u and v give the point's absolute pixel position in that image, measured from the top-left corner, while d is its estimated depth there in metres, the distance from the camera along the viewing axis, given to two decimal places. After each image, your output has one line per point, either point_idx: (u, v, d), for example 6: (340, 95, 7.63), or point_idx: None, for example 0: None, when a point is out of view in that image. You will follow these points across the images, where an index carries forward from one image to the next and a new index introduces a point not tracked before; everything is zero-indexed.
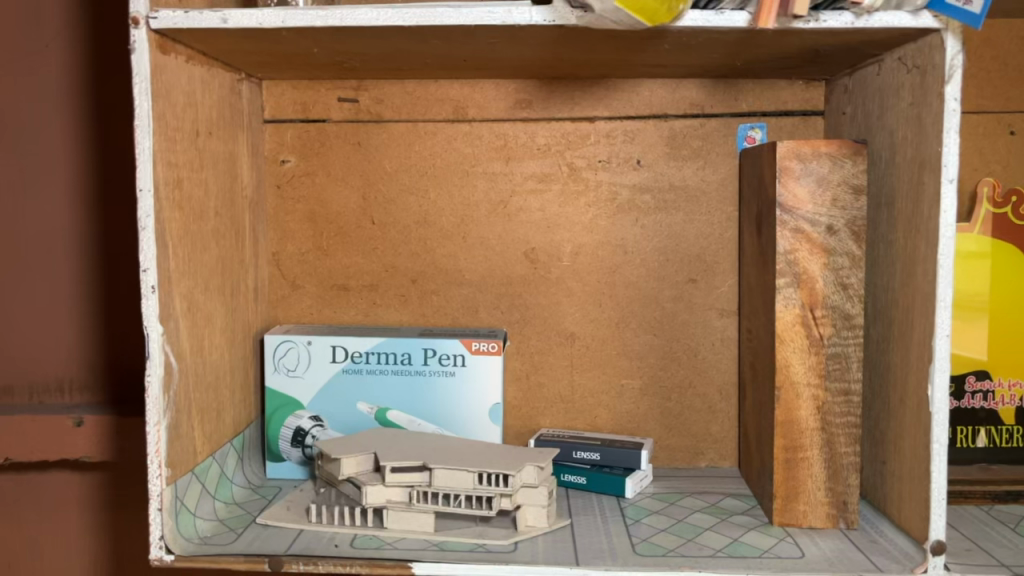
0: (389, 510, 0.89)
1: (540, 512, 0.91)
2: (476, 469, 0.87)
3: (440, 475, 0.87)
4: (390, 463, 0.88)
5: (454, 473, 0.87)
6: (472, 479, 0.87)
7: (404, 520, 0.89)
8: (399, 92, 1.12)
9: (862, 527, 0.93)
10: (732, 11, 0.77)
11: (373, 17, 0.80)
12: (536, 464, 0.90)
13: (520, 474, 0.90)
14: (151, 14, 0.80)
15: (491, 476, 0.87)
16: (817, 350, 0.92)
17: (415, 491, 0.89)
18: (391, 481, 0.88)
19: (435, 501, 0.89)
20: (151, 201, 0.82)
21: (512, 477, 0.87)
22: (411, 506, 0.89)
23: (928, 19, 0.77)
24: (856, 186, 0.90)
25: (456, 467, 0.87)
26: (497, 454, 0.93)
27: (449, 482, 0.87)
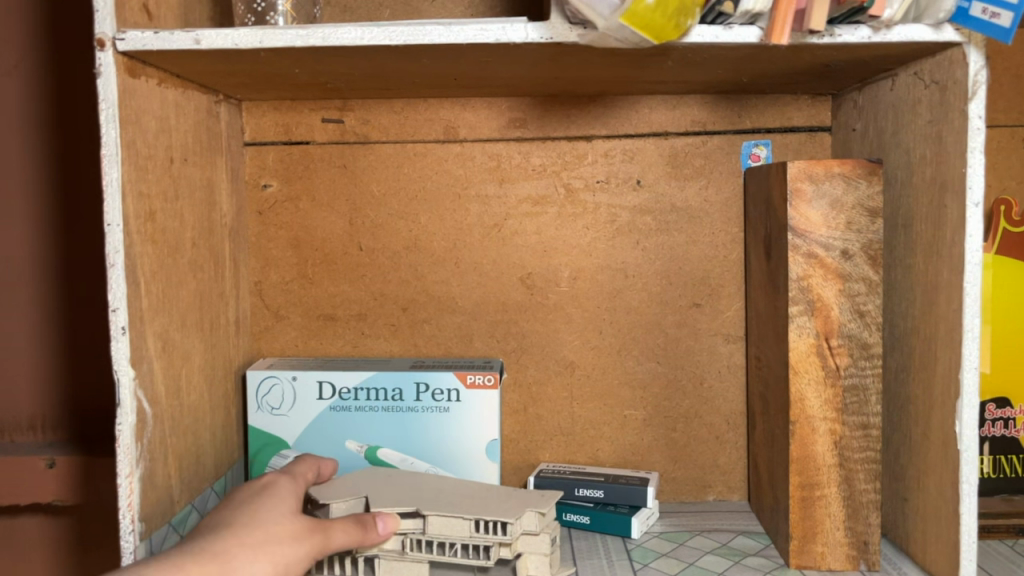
0: (381, 559, 0.83)
1: (542, 560, 0.85)
2: (474, 516, 0.80)
3: (435, 521, 0.81)
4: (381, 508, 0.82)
5: (448, 519, 0.81)
6: (469, 526, 0.81)
7: (396, 570, 0.83)
8: (386, 112, 1.07)
9: (884, 569, 0.88)
10: (741, 26, 0.72)
11: (357, 36, 0.75)
12: (539, 509, 0.84)
13: (521, 520, 0.83)
14: (119, 35, 0.75)
15: (489, 523, 0.81)
16: (834, 382, 0.86)
17: (408, 539, 0.82)
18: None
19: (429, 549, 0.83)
20: (120, 236, 0.76)
21: (511, 524, 0.80)
22: (404, 556, 0.83)
23: (950, 33, 0.73)
24: (872, 208, 0.86)
25: (453, 514, 0.81)
26: (496, 497, 0.87)
27: (443, 530, 0.81)
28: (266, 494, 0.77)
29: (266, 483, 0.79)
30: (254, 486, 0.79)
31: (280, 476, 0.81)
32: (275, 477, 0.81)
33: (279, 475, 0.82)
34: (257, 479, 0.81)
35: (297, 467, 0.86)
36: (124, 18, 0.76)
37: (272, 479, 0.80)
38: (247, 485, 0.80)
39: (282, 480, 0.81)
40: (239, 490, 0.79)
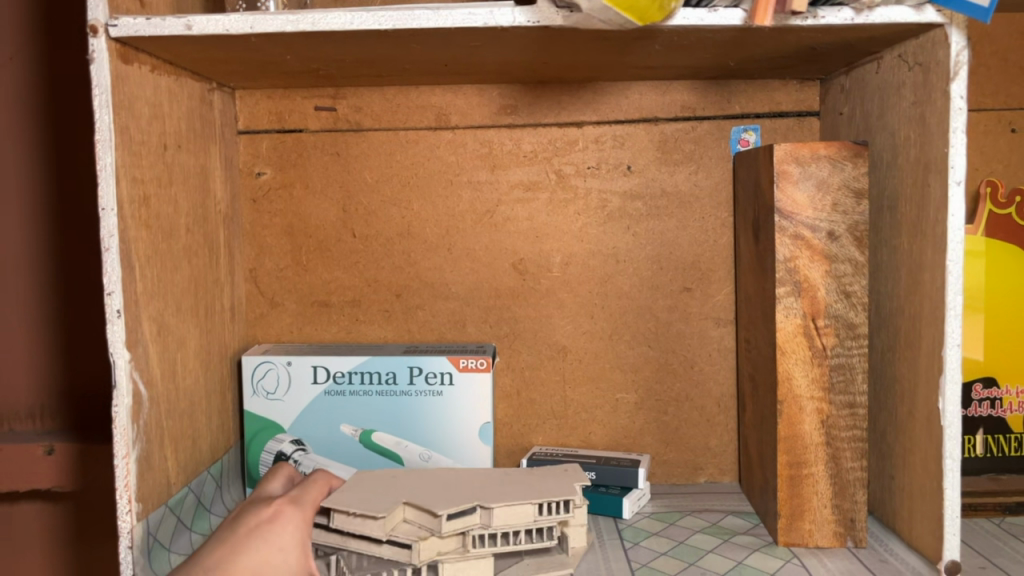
0: (443, 563, 0.78)
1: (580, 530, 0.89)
2: (540, 499, 0.80)
3: (501, 512, 0.80)
4: (447, 509, 0.77)
5: (515, 507, 0.80)
6: (534, 511, 0.81)
7: (461, 572, 0.79)
8: (378, 99, 1.08)
9: (871, 545, 0.89)
10: (726, 9, 0.73)
11: (347, 21, 0.75)
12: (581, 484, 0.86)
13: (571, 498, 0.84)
14: (111, 21, 0.76)
15: (551, 504, 0.82)
16: (821, 362, 0.88)
17: (471, 535, 0.79)
18: (447, 532, 0.77)
19: (490, 542, 0.80)
20: (115, 219, 0.77)
21: (573, 500, 0.82)
22: (469, 554, 0.79)
23: (931, 14, 0.73)
24: (858, 190, 0.87)
25: (519, 500, 0.80)
26: (529, 481, 0.87)
27: (511, 518, 0.80)
28: (271, 539, 0.75)
29: (270, 517, 0.77)
30: (259, 519, 0.76)
31: (285, 507, 0.78)
32: (280, 509, 0.78)
33: (284, 505, 0.79)
34: (262, 507, 0.79)
35: (309, 489, 0.82)
36: (116, 4, 0.77)
37: (276, 513, 0.78)
38: (254, 514, 0.77)
39: (288, 512, 0.78)
40: (242, 524, 0.76)
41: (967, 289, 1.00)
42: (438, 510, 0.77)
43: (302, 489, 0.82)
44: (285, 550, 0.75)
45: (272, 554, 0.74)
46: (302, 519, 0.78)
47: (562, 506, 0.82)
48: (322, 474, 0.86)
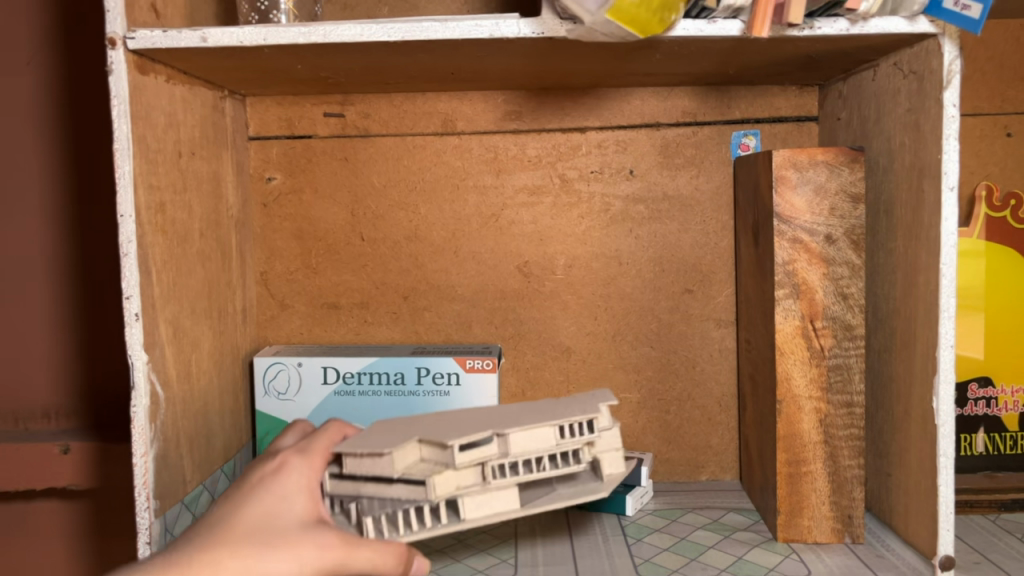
0: (464, 498, 0.67)
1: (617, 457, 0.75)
2: (560, 420, 0.70)
3: (518, 438, 0.68)
4: (459, 441, 0.66)
5: (534, 431, 0.69)
6: (554, 434, 0.70)
7: (484, 507, 0.68)
8: (386, 106, 1.10)
9: (868, 542, 0.91)
10: (724, 20, 0.75)
11: (357, 33, 0.78)
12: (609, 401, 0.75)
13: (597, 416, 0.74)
14: (129, 34, 0.78)
15: (573, 425, 0.71)
16: (819, 362, 0.90)
17: (489, 465, 0.68)
18: (462, 465, 0.67)
19: (510, 471, 0.69)
20: (132, 225, 0.80)
21: (597, 420, 0.72)
22: (491, 486, 0.68)
23: (925, 25, 0.76)
24: (855, 194, 0.89)
25: (537, 423, 0.69)
26: (544, 408, 0.76)
27: (531, 443, 0.69)
28: (275, 487, 0.68)
29: (274, 469, 0.70)
30: (263, 471, 0.70)
31: (290, 458, 0.71)
32: (285, 460, 0.71)
33: (290, 455, 0.71)
34: (267, 461, 0.72)
35: (318, 437, 0.74)
36: (133, 17, 0.80)
37: (281, 465, 0.70)
38: (257, 469, 0.71)
39: (293, 462, 0.71)
40: (247, 478, 0.70)
41: (966, 288, 1.01)
42: (449, 442, 0.66)
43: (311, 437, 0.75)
44: (293, 495, 0.68)
45: (278, 499, 0.67)
46: (309, 466, 0.71)
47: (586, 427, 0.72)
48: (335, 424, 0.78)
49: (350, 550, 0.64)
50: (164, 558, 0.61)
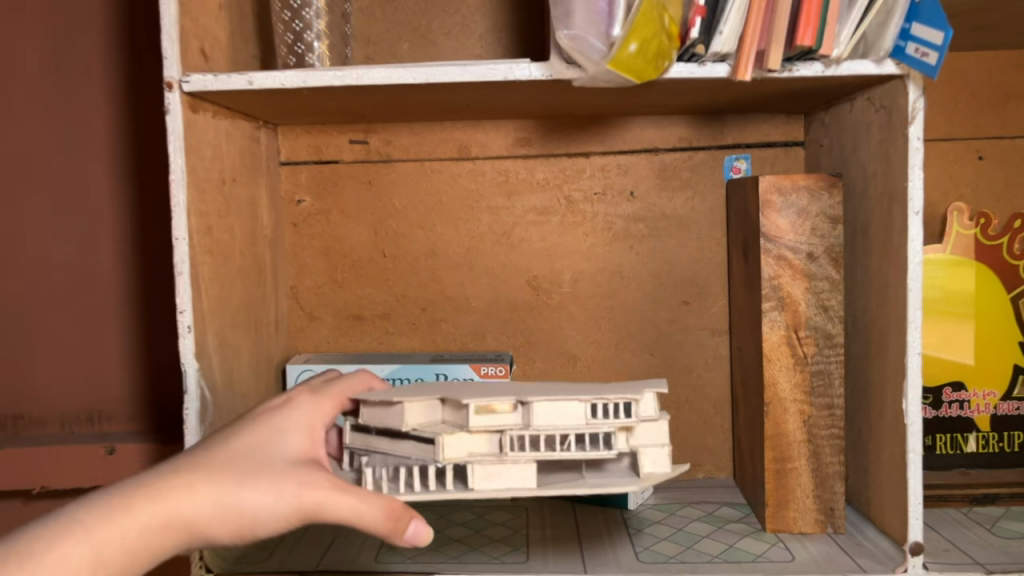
0: (474, 466, 0.71)
1: (659, 454, 0.75)
2: (591, 397, 0.73)
3: (542, 409, 0.73)
4: (474, 400, 0.72)
5: (563, 405, 0.73)
6: (584, 413, 0.73)
7: (494, 478, 0.71)
8: (406, 134, 1.20)
9: (849, 531, 1.00)
10: (713, 64, 0.84)
11: (386, 76, 0.87)
12: (657, 390, 0.76)
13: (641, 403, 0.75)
14: (184, 78, 0.88)
15: (607, 408, 0.73)
16: (803, 368, 0.99)
17: (507, 436, 0.72)
18: (476, 427, 0.73)
19: (530, 447, 0.72)
20: (186, 247, 0.90)
21: (634, 404, 0.74)
22: (506, 459, 0.72)
23: (891, 67, 0.84)
24: (834, 216, 0.98)
25: (566, 397, 0.73)
26: (592, 389, 0.79)
27: (558, 416, 0.73)
28: (276, 423, 0.73)
29: (282, 401, 0.77)
30: (272, 402, 0.78)
31: (298, 396, 0.79)
32: (294, 395, 0.79)
33: (301, 394, 0.79)
34: (278, 396, 0.80)
35: (334, 386, 0.82)
36: (187, 62, 0.90)
37: (289, 400, 0.78)
38: (268, 402, 0.78)
39: (302, 398, 0.78)
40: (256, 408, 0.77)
41: (948, 296, 1.10)
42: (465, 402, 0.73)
43: (328, 385, 0.82)
44: (290, 434, 0.72)
45: (275, 435, 0.71)
46: (317, 405, 0.78)
47: (622, 411, 0.74)
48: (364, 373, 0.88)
49: (330, 489, 0.65)
50: (152, 471, 0.65)
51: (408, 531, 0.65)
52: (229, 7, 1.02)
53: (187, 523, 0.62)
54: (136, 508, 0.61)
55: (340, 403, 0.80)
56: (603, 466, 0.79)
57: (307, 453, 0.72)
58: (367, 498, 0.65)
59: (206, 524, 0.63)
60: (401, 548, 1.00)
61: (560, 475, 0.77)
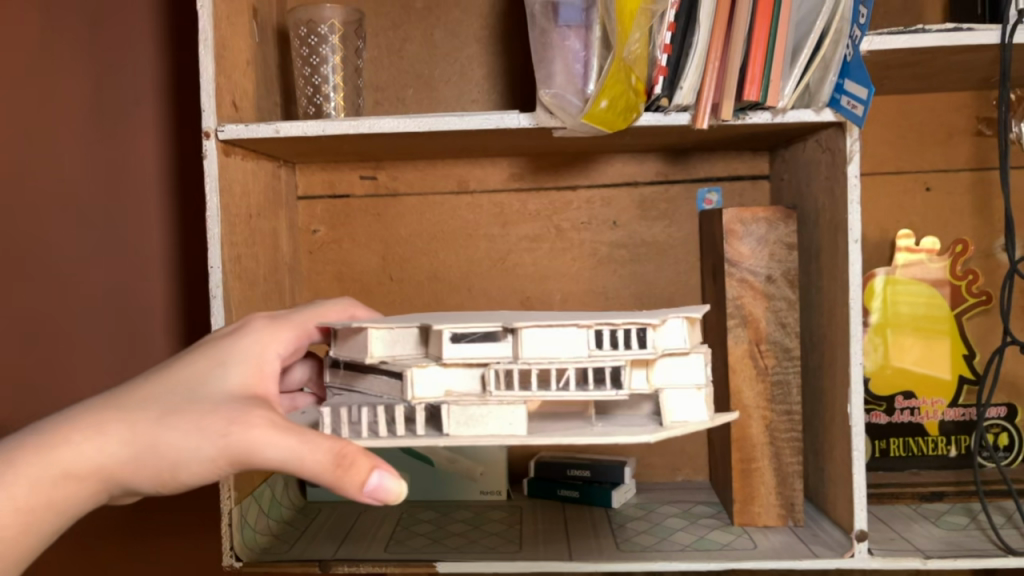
0: (449, 406, 0.68)
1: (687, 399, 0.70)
2: (595, 322, 0.67)
3: (534, 340, 0.67)
4: (450, 327, 0.68)
5: (563, 334, 0.67)
6: (587, 342, 0.68)
7: (475, 421, 0.68)
8: (411, 170, 1.34)
9: (808, 524, 1.12)
10: (677, 113, 0.97)
11: (394, 125, 1.01)
12: (683, 317, 0.70)
13: (662, 332, 0.69)
14: (219, 127, 1.02)
15: (615, 338, 0.68)
16: (764, 378, 1.12)
17: (493, 370, 0.68)
18: (449, 359, 0.68)
19: (518, 385, 0.68)
20: (219, 274, 1.03)
21: (646, 333, 0.68)
22: (488, 399, 0.68)
23: (828, 115, 0.97)
24: (789, 243, 1.11)
25: (565, 322, 0.67)
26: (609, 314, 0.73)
27: (556, 347, 0.67)
28: (221, 355, 0.78)
29: (235, 327, 0.84)
30: (228, 328, 0.84)
31: (250, 322, 0.85)
32: (251, 319, 0.85)
33: (254, 319, 0.85)
34: (239, 323, 0.86)
35: (294, 315, 0.87)
36: (221, 113, 1.03)
37: (242, 326, 0.84)
38: (225, 329, 0.85)
39: (254, 323, 0.85)
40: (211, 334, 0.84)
41: (929, 314, 1.24)
42: (439, 329, 0.69)
43: (291, 313, 0.88)
44: (233, 366, 0.76)
45: (218, 366, 0.76)
46: (269, 329, 0.83)
47: (633, 339, 0.68)
48: (344, 303, 0.96)
49: (257, 429, 0.67)
50: (75, 412, 0.72)
51: (368, 482, 0.65)
52: (256, 62, 1.16)
53: (100, 471, 0.70)
54: (24, 466, 0.69)
55: (296, 334, 0.85)
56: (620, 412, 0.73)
57: (247, 387, 0.76)
58: (311, 442, 0.65)
59: (126, 475, 0.70)
60: (408, 540, 1.12)
61: (566, 422, 0.71)
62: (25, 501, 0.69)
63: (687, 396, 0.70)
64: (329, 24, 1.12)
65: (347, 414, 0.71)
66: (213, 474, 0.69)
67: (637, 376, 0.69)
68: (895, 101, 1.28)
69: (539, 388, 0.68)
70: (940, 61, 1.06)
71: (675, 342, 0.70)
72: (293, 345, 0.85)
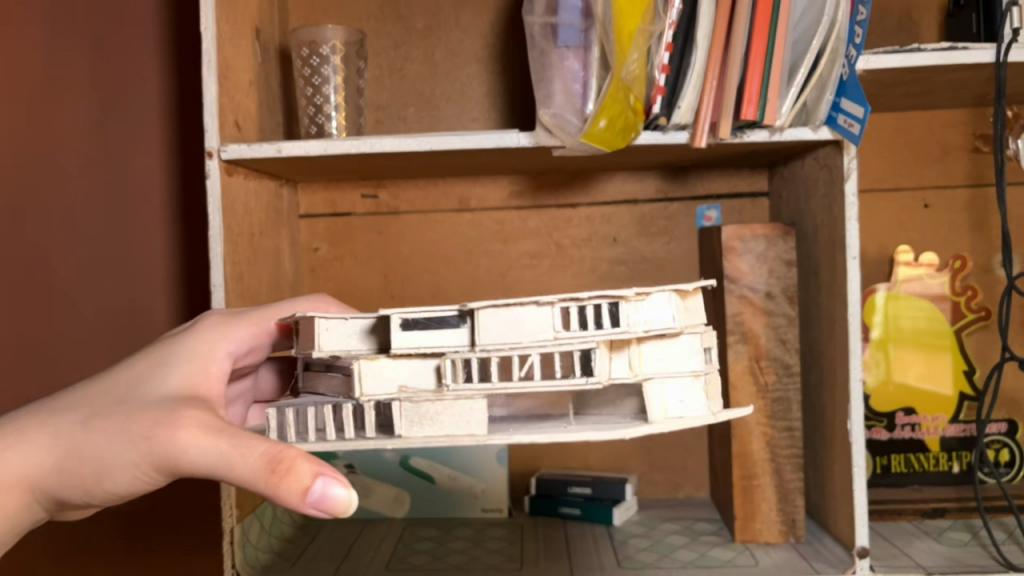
0: (400, 404, 0.66)
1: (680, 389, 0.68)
2: (560, 300, 0.65)
3: (491, 324, 0.65)
4: (400, 314, 0.66)
5: (527, 317, 0.65)
6: (553, 323, 0.65)
7: (436, 420, 0.65)
8: (412, 189, 1.35)
9: (809, 541, 1.12)
10: (675, 132, 0.98)
11: (395, 144, 1.02)
12: (668, 290, 0.67)
13: (642, 309, 0.66)
14: (222, 147, 1.03)
15: (586, 317, 0.65)
16: (764, 395, 1.12)
17: (448, 361, 0.66)
18: (401, 349, 0.67)
19: (478, 378, 0.65)
20: (221, 293, 1.04)
21: (619, 309, 0.65)
22: (444, 394, 0.65)
23: (825, 133, 0.98)
24: (788, 259, 1.11)
25: (526, 302, 0.65)
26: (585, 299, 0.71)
27: (519, 330, 0.65)
28: (169, 352, 0.78)
29: (189, 323, 0.85)
30: (184, 325, 0.86)
31: (203, 317, 0.86)
32: (205, 316, 0.86)
33: (208, 315, 0.86)
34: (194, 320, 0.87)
35: (250, 311, 0.88)
36: (224, 133, 1.04)
37: (196, 322, 0.85)
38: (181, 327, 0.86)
39: (207, 319, 0.86)
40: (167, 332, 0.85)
41: (931, 328, 1.25)
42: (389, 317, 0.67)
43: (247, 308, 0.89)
44: (176, 365, 0.76)
45: (160, 365, 0.75)
46: (223, 325, 0.84)
47: (604, 318, 0.65)
48: (313, 300, 0.95)
49: (184, 431, 0.64)
50: (33, 419, 0.71)
51: (310, 490, 0.58)
52: (259, 82, 1.17)
53: (24, 481, 0.70)
54: None
55: (249, 329, 0.85)
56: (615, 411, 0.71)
57: (189, 385, 0.74)
58: (244, 448, 0.61)
59: (60, 485, 0.69)
60: (409, 558, 1.12)
61: (550, 423, 0.69)
62: (9, 514, 0.71)
63: (681, 383, 0.68)
64: (331, 45, 1.14)
65: (294, 416, 0.68)
66: (139, 481, 0.67)
67: (617, 361, 0.67)
68: (891, 118, 1.29)
69: (502, 379, 0.65)
70: (936, 79, 1.06)
71: (662, 318, 0.66)
72: (246, 341, 0.85)
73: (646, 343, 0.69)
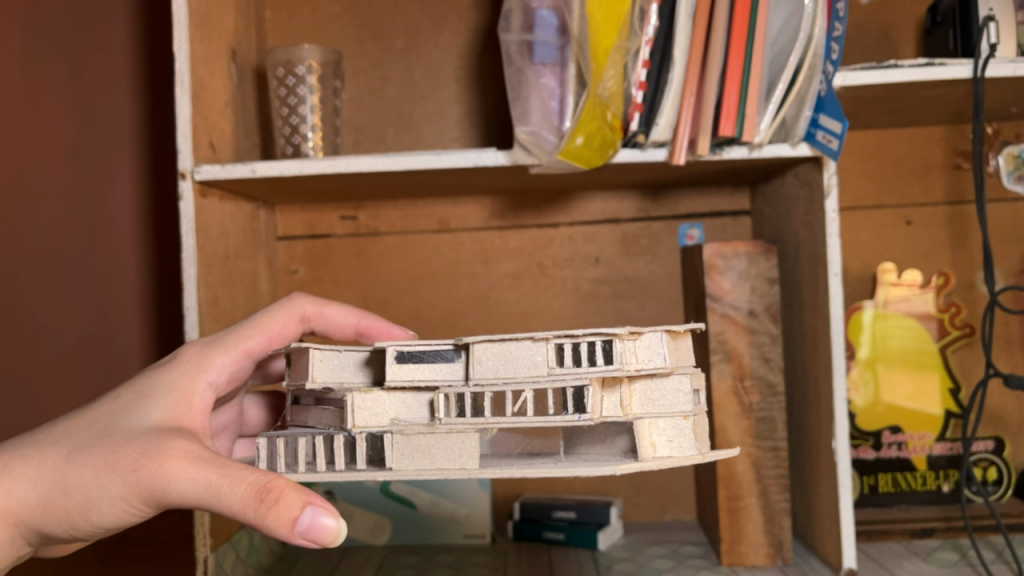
0: (392, 436, 0.64)
1: (669, 426, 0.64)
2: (555, 336, 0.63)
3: (486, 357, 0.64)
4: (394, 346, 0.66)
5: (525, 352, 0.63)
6: (547, 358, 0.63)
7: (426, 452, 0.64)
8: (392, 209, 1.33)
9: (797, 563, 1.10)
10: (653, 149, 0.97)
11: (372, 164, 1.01)
12: (662, 330, 0.64)
13: (636, 348, 0.64)
14: (195, 168, 1.01)
15: (579, 354, 0.63)
16: (749, 415, 1.10)
17: (441, 397, 0.64)
18: (395, 380, 0.66)
19: (470, 412, 0.64)
20: (194, 316, 1.01)
21: (614, 347, 0.62)
22: (437, 427, 0.64)
23: (804, 149, 0.98)
24: (770, 277, 1.10)
25: (521, 338, 0.63)
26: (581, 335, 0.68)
27: (513, 366, 0.63)
28: (145, 388, 0.73)
29: (171, 355, 0.80)
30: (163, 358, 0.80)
31: (185, 346, 0.81)
32: (183, 348, 0.80)
33: (188, 344, 0.81)
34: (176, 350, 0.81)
35: (229, 334, 0.83)
36: (197, 154, 1.03)
37: (174, 354, 0.80)
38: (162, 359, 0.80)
39: (188, 349, 0.80)
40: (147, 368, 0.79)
41: (918, 348, 1.24)
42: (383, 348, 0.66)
43: (227, 331, 0.84)
44: (159, 397, 0.72)
45: (140, 400, 0.71)
46: (202, 355, 0.79)
47: (598, 356, 0.63)
48: (296, 302, 0.91)
49: (170, 461, 0.62)
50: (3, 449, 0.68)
51: (299, 520, 0.57)
52: (234, 104, 1.16)
53: (8, 514, 0.66)
54: None
55: (231, 357, 0.81)
56: (603, 448, 0.69)
57: (172, 419, 0.71)
58: (232, 478, 0.60)
59: (46, 518, 0.66)
60: None
61: (541, 459, 0.66)
62: None
63: (671, 424, 0.64)
64: (306, 64, 1.13)
65: (285, 447, 0.66)
66: (128, 514, 0.65)
67: (609, 399, 0.64)
68: (871, 136, 1.29)
69: (495, 415, 0.63)
70: (914, 96, 1.06)
71: (654, 357, 0.64)
72: (228, 368, 0.80)
73: (636, 383, 0.66)
